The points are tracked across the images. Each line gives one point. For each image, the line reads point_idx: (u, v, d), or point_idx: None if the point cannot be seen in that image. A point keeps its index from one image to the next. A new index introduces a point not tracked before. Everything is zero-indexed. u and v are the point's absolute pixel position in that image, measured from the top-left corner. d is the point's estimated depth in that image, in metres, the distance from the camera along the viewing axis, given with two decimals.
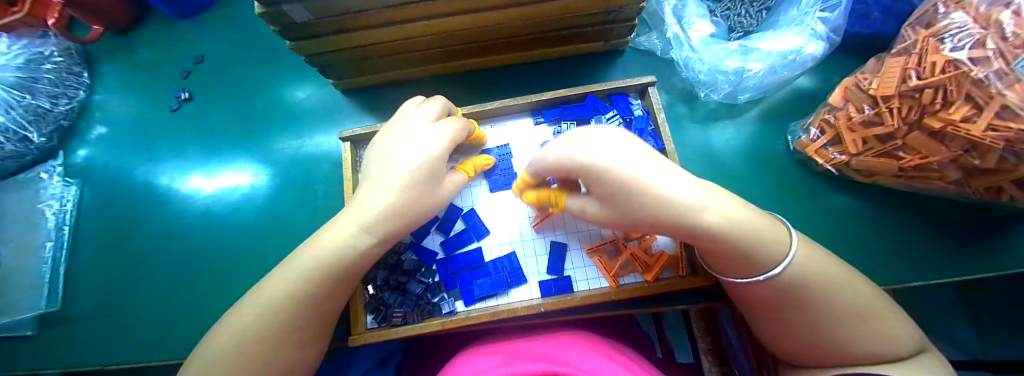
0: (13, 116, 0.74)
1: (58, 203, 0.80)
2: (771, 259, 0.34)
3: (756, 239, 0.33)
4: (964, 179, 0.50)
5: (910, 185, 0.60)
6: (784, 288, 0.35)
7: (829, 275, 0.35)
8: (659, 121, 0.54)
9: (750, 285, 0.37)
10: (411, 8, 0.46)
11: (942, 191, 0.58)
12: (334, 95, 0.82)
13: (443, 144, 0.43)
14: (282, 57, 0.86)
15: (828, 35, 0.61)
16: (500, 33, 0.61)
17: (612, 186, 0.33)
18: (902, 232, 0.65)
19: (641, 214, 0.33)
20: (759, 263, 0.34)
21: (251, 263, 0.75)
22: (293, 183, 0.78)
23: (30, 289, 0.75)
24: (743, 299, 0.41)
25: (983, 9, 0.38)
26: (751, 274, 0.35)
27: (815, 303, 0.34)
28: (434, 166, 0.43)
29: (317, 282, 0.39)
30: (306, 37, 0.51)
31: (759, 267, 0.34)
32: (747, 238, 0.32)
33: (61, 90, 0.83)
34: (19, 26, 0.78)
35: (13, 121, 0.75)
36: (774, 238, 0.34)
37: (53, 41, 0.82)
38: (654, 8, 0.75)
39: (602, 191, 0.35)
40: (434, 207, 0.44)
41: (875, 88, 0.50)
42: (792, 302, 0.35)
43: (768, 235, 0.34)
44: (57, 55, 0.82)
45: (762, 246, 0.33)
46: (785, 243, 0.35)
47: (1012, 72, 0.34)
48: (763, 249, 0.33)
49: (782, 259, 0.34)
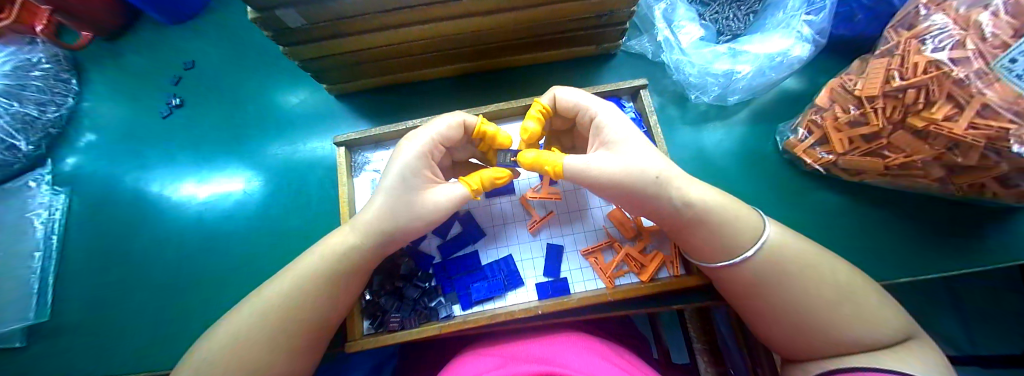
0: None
1: (47, 212, 0.79)
2: (741, 243, 0.39)
3: (727, 219, 0.40)
4: (949, 177, 0.51)
5: (896, 183, 0.61)
6: (756, 273, 0.39)
7: (802, 265, 0.38)
8: (651, 123, 0.55)
9: (727, 270, 0.41)
10: (404, 14, 0.46)
11: (927, 188, 0.59)
12: (330, 100, 0.82)
13: (420, 149, 0.43)
14: (275, 61, 0.86)
15: (815, 38, 0.62)
16: (493, 37, 0.62)
17: (620, 130, 0.42)
18: (891, 229, 0.66)
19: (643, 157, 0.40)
20: (730, 244, 0.40)
21: (246, 268, 0.74)
22: (289, 187, 0.78)
23: (17, 301, 0.73)
24: (730, 294, 0.44)
25: (963, 11, 0.40)
26: (724, 258, 0.40)
27: (794, 289, 0.37)
28: (411, 172, 0.42)
29: (322, 290, 0.40)
30: (298, 43, 0.51)
31: (729, 247, 0.40)
32: (719, 218, 0.40)
33: (49, 97, 0.82)
34: (7, 32, 0.77)
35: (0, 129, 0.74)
36: (745, 227, 0.40)
37: (41, 47, 0.82)
38: (645, 12, 0.75)
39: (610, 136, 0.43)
40: (416, 215, 0.42)
41: (859, 88, 0.51)
42: (770, 292, 0.38)
43: (734, 219, 0.40)
44: (44, 62, 0.82)
45: (731, 226, 0.40)
46: (755, 231, 0.40)
47: (991, 72, 0.35)
48: (730, 227, 0.40)
49: (753, 244, 0.39)
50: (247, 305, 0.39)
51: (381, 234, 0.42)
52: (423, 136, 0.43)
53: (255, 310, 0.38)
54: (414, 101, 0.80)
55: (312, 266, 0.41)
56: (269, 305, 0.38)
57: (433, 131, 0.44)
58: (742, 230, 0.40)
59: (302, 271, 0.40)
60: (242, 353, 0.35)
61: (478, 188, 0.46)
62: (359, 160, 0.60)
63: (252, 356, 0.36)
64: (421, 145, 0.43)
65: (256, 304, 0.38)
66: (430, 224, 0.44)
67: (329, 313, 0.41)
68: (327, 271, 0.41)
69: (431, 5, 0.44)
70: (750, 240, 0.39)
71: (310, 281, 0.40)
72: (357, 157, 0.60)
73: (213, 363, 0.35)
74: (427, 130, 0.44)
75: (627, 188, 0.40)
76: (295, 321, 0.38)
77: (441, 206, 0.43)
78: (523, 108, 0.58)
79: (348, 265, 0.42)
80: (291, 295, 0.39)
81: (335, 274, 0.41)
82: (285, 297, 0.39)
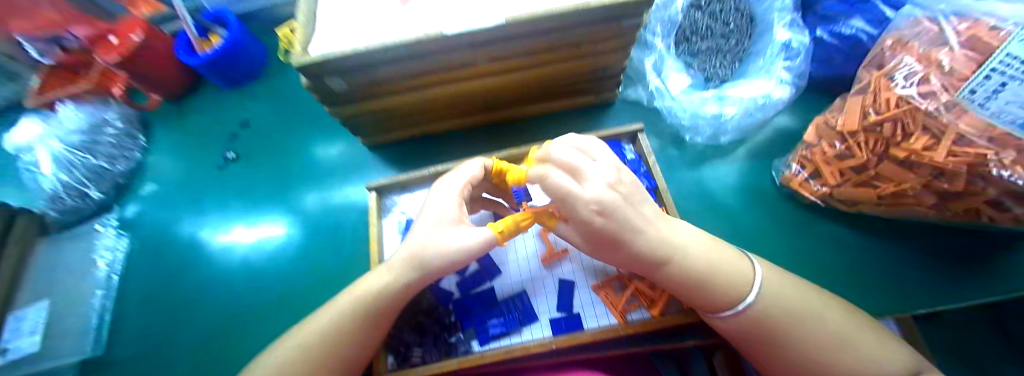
0: (76, 174, 0.87)
1: (110, 254, 0.89)
2: (738, 290, 0.39)
3: (718, 272, 0.39)
4: (941, 204, 0.52)
5: (891, 212, 0.63)
6: (756, 319, 0.38)
7: (790, 300, 0.39)
8: (650, 162, 0.61)
9: (729, 319, 0.40)
10: (440, 73, 0.60)
11: (920, 215, 0.60)
12: (365, 153, 0.92)
13: (461, 184, 0.47)
14: (318, 117, 0.99)
15: (794, 80, 0.69)
16: (506, 93, 0.72)
17: (599, 230, 0.35)
18: (897, 256, 0.66)
19: (618, 252, 0.38)
20: (729, 293, 0.39)
21: (285, 307, 0.79)
22: (325, 229, 0.85)
23: (76, 335, 0.80)
24: (737, 340, 0.43)
25: (923, 50, 0.45)
26: (727, 308, 0.39)
27: (793, 325, 0.37)
28: (449, 207, 0.45)
29: (349, 330, 0.43)
30: (350, 103, 0.63)
31: (727, 298, 0.39)
32: (711, 275, 0.39)
33: (120, 153, 0.95)
34: (89, 95, 0.94)
35: (74, 179, 0.87)
36: (738, 271, 0.40)
37: (114, 108, 0.98)
38: (637, 65, 0.86)
39: (586, 231, 0.37)
40: (440, 251, 0.42)
41: (841, 125, 0.55)
42: (769, 333, 0.38)
43: (722, 270, 0.40)
44: (118, 122, 0.97)
45: (724, 281, 0.39)
46: (747, 275, 0.40)
47: (958, 103, 0.39)
48: (723, 281, 0.39)
49: (750, 288, 0.39)
50: (291, 339, 0.44)
51: (410, 274, 0.45)
52: (460, 176, 0.48)
53: (294, 344, 0.43)
54: (431, 150, 0.89)
55: (348, 305, 0.45)
56: (309, 339, 0.42)
57: (467, 172, 0.48)
58: (732, 275, 0.40)
59: (342, 306, 0.45)
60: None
61: (507, 232, 0.44)
62: (388, 203, 0.67)
63: None
64: (459, 183, 0.47)
65: (299, 337, 0.43)
66: (451, 262, 0.43)
67: (354, 349, 0.43)
68: (359, 306, 0.44)
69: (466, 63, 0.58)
70: (746, 285, 0.39)
71: (343, 319, 0.44)
72: (387, 201, 0.67)
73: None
74: (460, 172, 0.49)
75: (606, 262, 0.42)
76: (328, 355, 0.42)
77: (465, 245, 0.42)
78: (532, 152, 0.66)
79: (377, 304, 0.45)
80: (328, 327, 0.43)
81: (362, 314, 0.44)
82: (324, 332, 0.43)
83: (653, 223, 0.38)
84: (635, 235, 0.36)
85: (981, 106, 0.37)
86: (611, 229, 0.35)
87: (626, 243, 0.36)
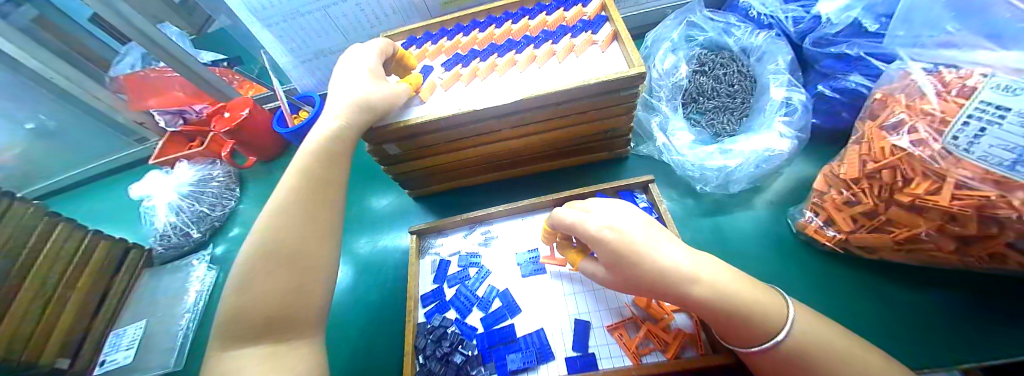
0: (182, 218, 1.08)
1: (199, 283, 1.04)
2: (766, 325, 0.35)
3: (740, 302, 0.36)
4: (961, 248, 0.51)
5: (924, 262, 0.60)
6: (784, 360, 0.34)
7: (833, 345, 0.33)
8: (660, 208, 0.66)
9: (753, 354, 0.37)
10: (473, 140, 0.74)
11: (954, 265, 0.58)
12: (410, 203, 1.07)
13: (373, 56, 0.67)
14: (376, 174, 1.19)
15: (797, 133, 0.75)
16: (527, 152, 0.85)
17: (611, 250, 0.44)
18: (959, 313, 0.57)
19: (634, 271, 0.42)
20: (756, 328, 0.35)
21: (336, 344, 0.84)
22: (373, 269, 0.96)
23: (162, 352, 0.91)
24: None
25: (908, 102, 0.53)
26: (755, 343, 0.36)
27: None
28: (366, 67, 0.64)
29: (298, 196, 0.48)
30: (403, 161, 0.80)
31: (753, 333, 0.36)
32: (739, 306, 0.36)
33: (220, 201, 1.17)
34: (198, 156, 1.18)
35: (183, 222, 1.08)
36: (771, 306, 0.36)
37: (217, 166, 1.21)
38: (644, 124, 0.95)
39: (606, 255, 0.45)
40: (377, 96, 0.61)
41: (845, 173, 0.60)
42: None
43: (751, 302, 0.36)
44: (220, 177, 1.19)
45: (754, 315, 0.36)
46: (781, 313, 0.36)
47: (950, 153, 0.44)
48: (751, 313, 0.36)
49: (781, 325, 0.35)
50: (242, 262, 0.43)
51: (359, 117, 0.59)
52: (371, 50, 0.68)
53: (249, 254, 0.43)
54: (461, 201, 1.00)
55: (286, 193, 0.48)
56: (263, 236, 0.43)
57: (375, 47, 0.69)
58: (766, 312, 0.36)
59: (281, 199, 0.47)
60: (263, 291, 0.40)
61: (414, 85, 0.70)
62: (426, 245, 0.79)
63: (262, 270, 0.41)
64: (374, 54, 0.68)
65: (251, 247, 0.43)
66: (390, 101, 0.63)
67: (312, 208, 0.48)
68: (297, 185, 0.49)
69: (496, 130, 0.72)
70: (779, 321, 0.35)
71: (288, 198, 0.47)
72: (425, 242, 0.80)
73: (238, 314, 0.38)
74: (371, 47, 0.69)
75: (631, 289, 0.45)
76: (294, 225, 0.45)
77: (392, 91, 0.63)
78: (550, 201, 0.76)
79: (319, 168, 0.52)
80: (284, 211, 0.46)
81: (307, 183, 0.50)
82: (273, 221, 0.45)
83: (669, 245, 0.42)
84: (641, 251, 0.41)
85: (967, 151, 0.42)
86: (615, 246, 0.43)
87: (636, 258, 0.41)
